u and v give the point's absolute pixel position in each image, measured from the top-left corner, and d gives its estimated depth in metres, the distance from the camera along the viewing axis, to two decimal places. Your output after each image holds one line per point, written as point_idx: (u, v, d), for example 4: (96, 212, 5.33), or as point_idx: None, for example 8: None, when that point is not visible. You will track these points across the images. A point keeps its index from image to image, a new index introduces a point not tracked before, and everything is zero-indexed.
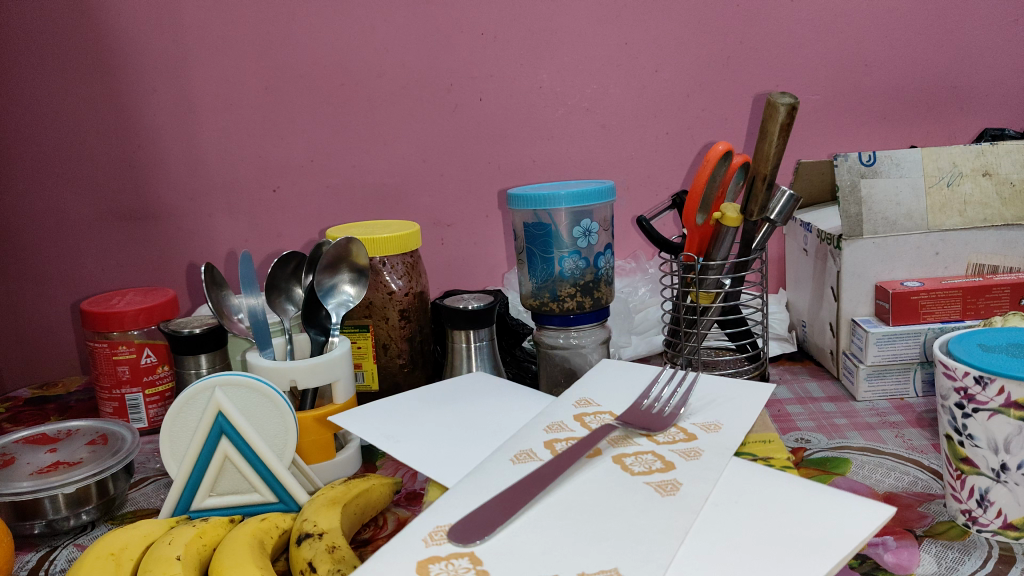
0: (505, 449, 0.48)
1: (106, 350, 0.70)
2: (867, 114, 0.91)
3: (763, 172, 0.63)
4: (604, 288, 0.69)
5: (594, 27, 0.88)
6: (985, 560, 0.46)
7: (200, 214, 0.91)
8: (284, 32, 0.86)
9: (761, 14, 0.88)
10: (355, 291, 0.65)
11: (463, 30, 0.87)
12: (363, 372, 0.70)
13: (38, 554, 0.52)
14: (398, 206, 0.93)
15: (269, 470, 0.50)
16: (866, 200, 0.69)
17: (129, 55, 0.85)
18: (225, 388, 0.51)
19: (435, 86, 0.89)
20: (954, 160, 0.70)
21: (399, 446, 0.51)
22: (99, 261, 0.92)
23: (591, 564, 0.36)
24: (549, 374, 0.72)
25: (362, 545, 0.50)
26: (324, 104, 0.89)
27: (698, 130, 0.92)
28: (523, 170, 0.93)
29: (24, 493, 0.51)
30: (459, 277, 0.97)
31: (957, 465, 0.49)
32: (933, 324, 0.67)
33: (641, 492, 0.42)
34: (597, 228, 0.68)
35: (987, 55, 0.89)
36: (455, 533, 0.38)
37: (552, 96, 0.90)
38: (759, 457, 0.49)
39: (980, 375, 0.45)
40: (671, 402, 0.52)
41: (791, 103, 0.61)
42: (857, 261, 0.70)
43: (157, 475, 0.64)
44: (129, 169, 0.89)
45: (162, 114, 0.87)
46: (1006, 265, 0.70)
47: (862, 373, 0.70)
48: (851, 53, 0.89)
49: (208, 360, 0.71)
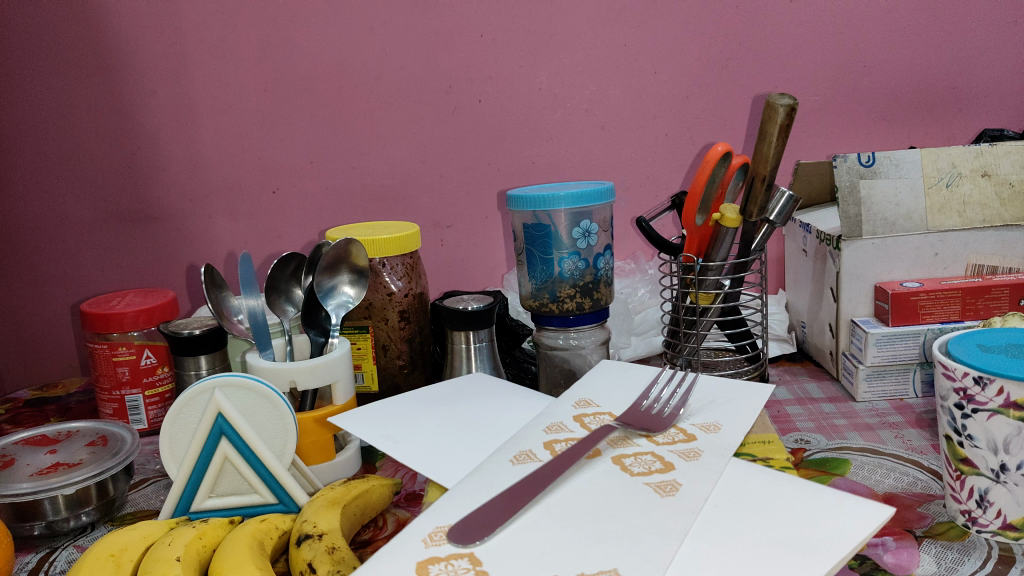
0: (505, 450, 0.48)
1: (106, 351, 0.70)
2: (866, 115, 0.91)
3: (763, 172, 0.63)
4: (604, 288, 0.69)
5: (593, 29, 0.88)
6: (984, 560, 0.46)
7: (200, 215, 0.91)
8: (284, 34, 0.86)
9: (760, 15, 0.88)
10: (354, 292, 0.65)
11: (463, 32, 0.88)
12: (363, 373, 0.70)
13: (38, 556, 0.52)
14: (398, 207, 0.93)
15: (269, 471, 0.50)
16: (865, 201, 0.69)
17: (129, 57, 0.85)
18: (225, 389, 0.51)
19: (435, 87, 0.89)
20: (953, 160, 0.70)
21: (399, 447, 0.51)
22: (99, 263, 0.92)
23: (592, 565, 0.36)
24: (548, 375, 0.72)
25: (361, 546, 0.50)
26: (323, 106, 0.89)
27: (697, 131, 0.92)
28: (523, 172, 0.93)
29: (24, 495, 0.51)
30: (459, 278, 0.97)
31: (956, 465, 0.49)
32: (933, 324, 0.67)
33: (641, 492, 0.42)
34: (597, 229, 0.68)
35: (986, 56, 0.89)
36: (455, 534, 0.38)
37: (551, 97, 0.91)
38: (759, 457, 0.50)
39: (979, 375, 0.45)
40: (670, 403, 0.52)
41: (790, 103, 0.61)
42: (856, 262, 0.70)
43: (157, 476, 0.64)
44: (129, 170, 0.89)
45: (162, 116, 0.87)
46: (1005, 265, 0.70)
47: (861, 374, 0.70)
48: (850, 54, 0.89)
49: (207, 361, 0.71)
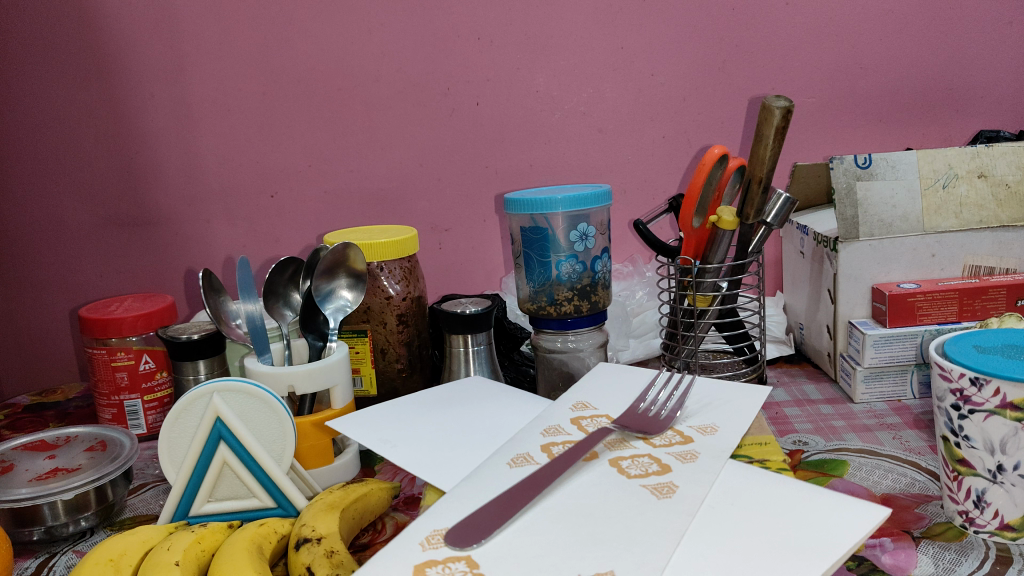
0: (502, 454, 0.48)
1: (105, 356, 0.71)
2: (863, 116, 0.92)
3: (758, 176, 0.63)
4: (602, 291, 0.69)
5: (590, 31, 0.89)
6: (982, 560, 0.46)
7: (200, 221, 0.91)
8: (282, 39, 0.86)
9: (755, 16, 0.88)
10: (352, 296, 0.65)
11: (460, 35, 0.88)
12: (361, 377, 0.70)
13: (38, 561, 0.53)
14: (397, 211, 0.93)
15: (268, 476, 0.50)
16: (861, 203, 0.69)
17: (127, 62, 0.86)
18: (224, 394, 0.51)
19: (433, 90, 0.89)
20: (949, 162, 0.70)
21: (396, 450, 0.51)
22: (97, 266, 0.92)
23: (587, 567, 0.36)
24: (547, 378, 0.72)
25: (360, 550, 0.50)
26: (322, 110, 0.89)
27: (695, 134, 0.92)
28: (520, 175, 0.93)
29: (22, 500, 0.51)
30: (457, 282, 0.97)
31: (952, 466, 0.49)
32: (930, 326, 0.68)
33: (638, 494, 0.42)
34: (594, 231, 0.68)
35: (982, 57, 0.90)
36: (451, 537, 0.38)
37: (549, 100, 0.91)
38: (756, 458, 0.50)
39: (975, 376, 0.45)
40: (667, 405, 0.52)
41: (786, 105, 0.60)
42: (853, 263, 0.70)
43: (156, 481, 0.64)
44: (126, 174, 0.89)
45: (160, 120, 0.88)
46: (1002, 266, 0.70)
47: (859, 375, 0.70)
48: (846, 55, 0.90)
49: (206, 366, 0.71)
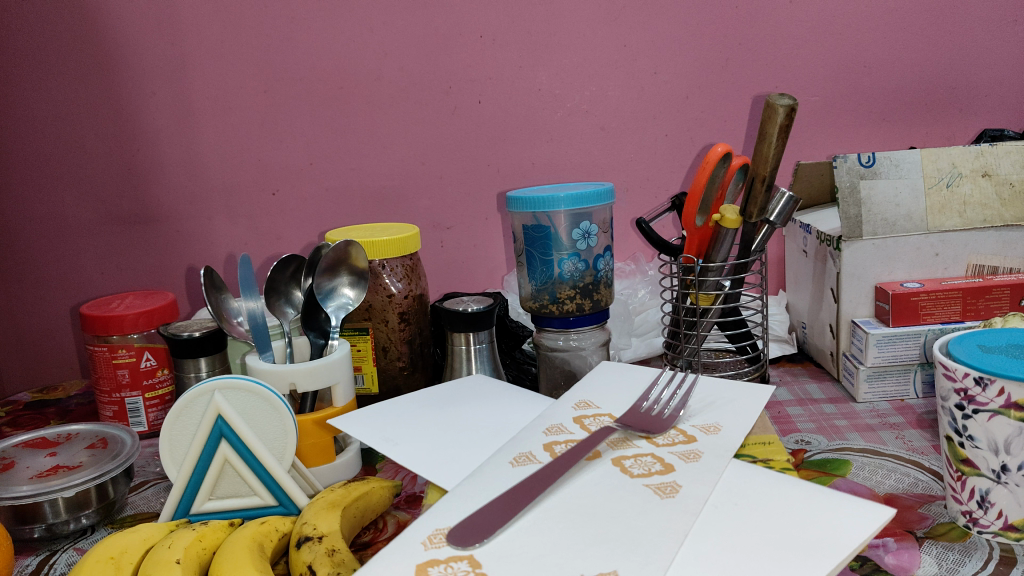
0: (504, 453, 0.48)
1: (106, 353, 0.70)
2: (866, 114, 0.91)
3: (763, 173, 0.62)
4: (604, 290, 0.69)
5: (592, 28, 0.88)
6: (986, 561, 0.46)
7: (201, 218, 0.91)
8: (284, 35, 0.86)
9: (759, 13, 0.88)
10: (354, 294, 0.65)
11: (463, 32, 0.88)
12: (363, 376, 0.70)
13: (39, 558, 0.52)
14: (399, 209, 0.93)
15: (269, 473, 0.50)
16: (865, 201, 0.68)
17: (129, 59, 0.85)
18: (225, 392, 0.51)
19: (435, 88, 0.89)
20: (953, 161, 0.69)
21: (399, 449, 0.51)
22: (97, 262, 0.92)
23: (591, 567, 0.35)
24: (549, 377, 0.72)
25: (361, 549, 0.50)
26: (324, 107, 0.89)
27: (698, 132, 0.92)
28: (521, 174, 0.93)
29: (23, 497, 0.51)
30: (458, 279, 0.97)
31: (957, 466, 0.49)
32: (933, 326, 0.67)
33: (640, 493, 0.42)
34: (597, 230, 0.68)
35: (987, 55, 0.89)
36: (454, 537, 0.38)
37: (552, 98, 0.90)
38: (759, 458, 0.49)
39: (980, 375, 0.45)
40: (670, 405, 0.52)
41: (790, 103, 0.60)
42: (856, 262, 0.70)
43: (157, 479, 0.64)
44: (127, 170, 0.89)
45: (162, 117, 0.88)
46: (1006, 266, 0.70)
47: (862, 374, 0.70)
48: (849, 53, 0.89)
49: (207, 364, 0.71)
